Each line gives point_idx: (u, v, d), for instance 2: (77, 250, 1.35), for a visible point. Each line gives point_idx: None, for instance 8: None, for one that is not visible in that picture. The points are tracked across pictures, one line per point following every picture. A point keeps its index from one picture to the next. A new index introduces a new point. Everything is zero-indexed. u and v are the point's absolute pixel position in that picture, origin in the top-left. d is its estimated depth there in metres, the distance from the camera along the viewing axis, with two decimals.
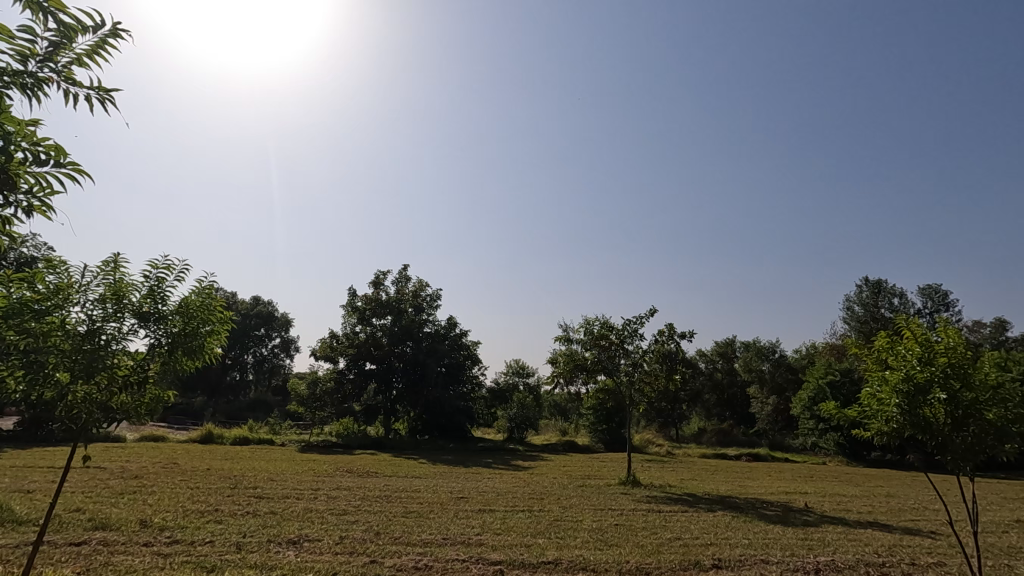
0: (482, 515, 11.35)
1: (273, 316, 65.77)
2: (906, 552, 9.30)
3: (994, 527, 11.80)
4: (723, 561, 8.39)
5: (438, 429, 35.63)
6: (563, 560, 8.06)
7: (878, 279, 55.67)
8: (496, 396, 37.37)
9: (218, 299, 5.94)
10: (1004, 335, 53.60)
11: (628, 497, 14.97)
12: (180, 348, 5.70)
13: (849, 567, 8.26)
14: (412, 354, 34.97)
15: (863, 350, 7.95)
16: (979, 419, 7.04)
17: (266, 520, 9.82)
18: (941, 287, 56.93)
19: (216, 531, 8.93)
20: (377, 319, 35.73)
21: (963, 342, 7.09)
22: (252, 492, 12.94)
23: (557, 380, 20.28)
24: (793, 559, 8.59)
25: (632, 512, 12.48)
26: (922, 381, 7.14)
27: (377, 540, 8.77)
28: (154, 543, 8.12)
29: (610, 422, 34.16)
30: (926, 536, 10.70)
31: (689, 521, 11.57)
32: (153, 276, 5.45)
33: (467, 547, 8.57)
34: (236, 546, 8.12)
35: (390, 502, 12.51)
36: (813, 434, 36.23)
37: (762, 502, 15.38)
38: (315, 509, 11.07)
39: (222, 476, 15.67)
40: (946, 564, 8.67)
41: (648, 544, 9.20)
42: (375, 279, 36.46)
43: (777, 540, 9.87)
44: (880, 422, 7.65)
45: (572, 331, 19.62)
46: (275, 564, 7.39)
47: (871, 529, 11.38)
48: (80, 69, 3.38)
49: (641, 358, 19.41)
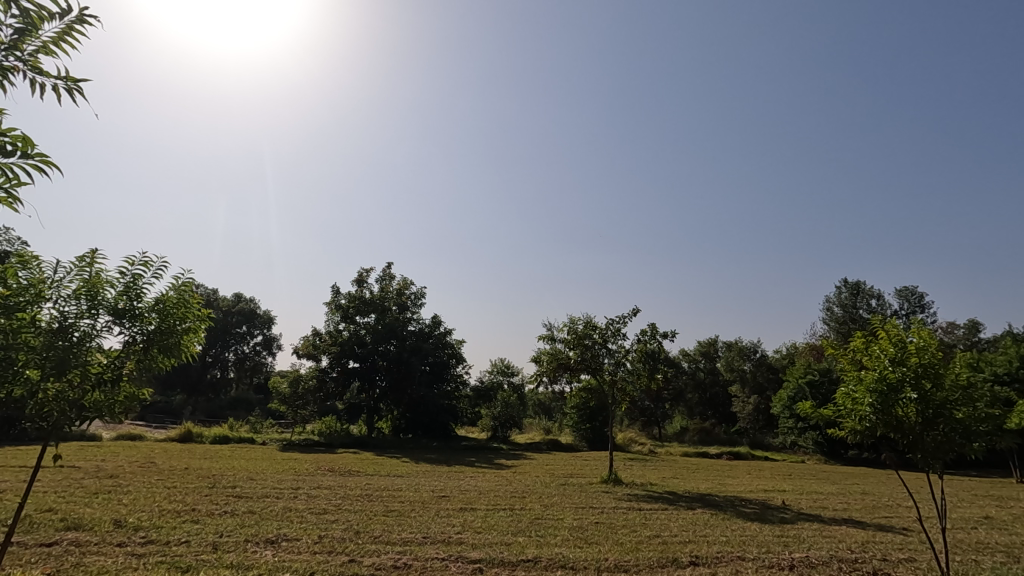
0: (463, 514, 11.33)
1: (256, 313, 64.94)
2: (878, 548, 9.50)
3: (963, 524, 12.08)
4: (700, 558, 8.49)
5: (422, 429, 35.51)
6: (542, 558, 8.10)
7: (857, 281, 56.78)
8: (479, 395, 37.42)
9: (196, 296, 5.87)
10: (977, 335, 54.89)
11: (610, 495, 15.04)
12: (156, 346, 5.62)
13: (823, 563, 8.42)
14: (396, 353, 34.73)
15: (838, 351, 8.09)
16: (948, 418, 7.22)
17: (243, 520, 9.72)
18: (917, 289, 58.11)
19: (193, 531, 8.82)
20: (361, 317, 35.50)
21: (934, 342, 7.29)
22: (230, 492, 12.76)
23: (541, 379, 20.35)
24: (768, 556, 8.74)
25: (612, 510, 12.57)
26: (894, 381, 7.30)
27: (357, 539, 8.72)
28: (128, 543, 8.01)
29: (593, 420, 34.31)
30: (897, 532, 10.96)
31: (668, 519, 11.67)
32: (129, 272, 5.39)
33: (448, 546, 8.57)
34: (212, 546, 8.03)
35: (371, 500, 12.45)
36: (792, 432, 36.70)
37: (742, 500, 15.57)
38: (295, 508, 10.97)
39: (200, 475, 15.46)
40: (916, 559, 8.87)
41: (627, 542, 9.29)
42: (359, 276, 36.30)
43: (754, 537, 10.03)
44: (854, 420, 7.76)
45: (556, 330, 19.67)
46: (252, 564, 7.32)
47: (845, 526, 11.56)
48: (47, 58, 3.32)
49: (624, 358, 19.47)
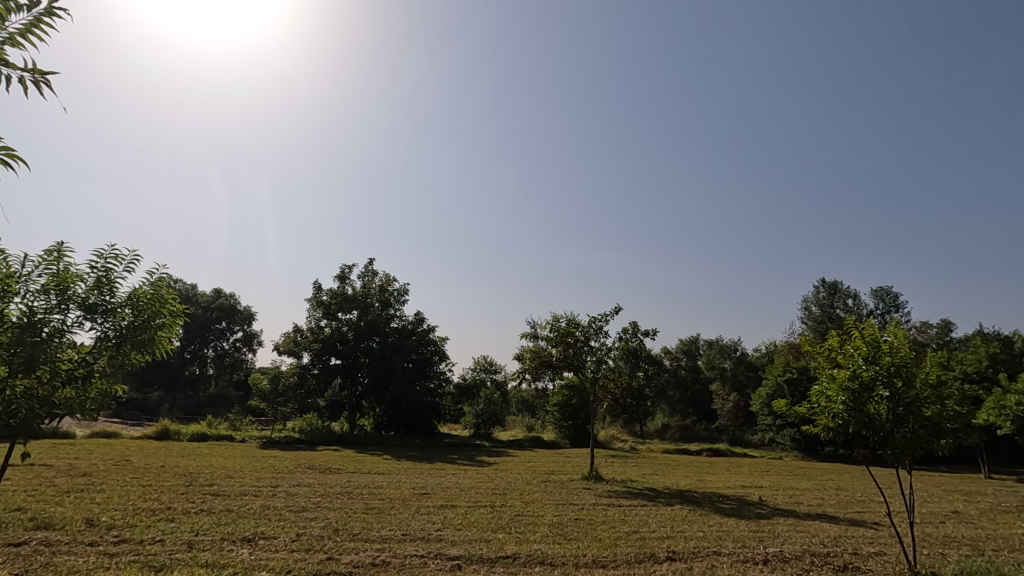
0: (444, 511, 11.34)
1: (236, 309, 64.28)
2: (849, 543, 9.72)
3: (931, 518, 12.41)
4: (677, 554, 8.61)
5: (404, 426, 35.33)
6: (521, 554, 8.15)
7: (834, 280, 57.82)
8: (463, 392, 37.60)
9: (170, 292, 5.78)
10: (949, 335, 56.19)
11: (590, 492, 15.20)
12: (128, 342, 5.49)
13: (795, 557, 8.59)
14: (378, 349, 34.51)
15: (815, 349, 8.24)
16: (917, 415, 7.41)
17: (220, 519, 9.57)
18: (892, 289, 59.24)
19: (167, 529, 8.68)
20: (343, 313, 35.22)
21: (906, 343, 7.50)
22: (208, 491, 12.59)
23: (523, 376, 20.43)
24: (743, 551, 8.89)
25: (592, 506, 12.68)
26: (867, 379, 7.48)
27: (336, 537, 8.66)
28: (99, 543, 7.84)
29: (575, 418, 34.52)
30: (868, 527, 11.23)
31: (647, 515, 11.81)
32: (100, 266, 5.29)
33: (426, 543, 8.57)
34: (187, 545, 7.91)
35: (350, 498, 12.37)
36: (771, 429, 37.29)
37: (719, 496, 15.81)
38: (273, 507, 10.87)
39: (177, 474, 15.21)
40: (885, 553, 9.08)
41: (605, 538, 9.37)
42: (341, 273, 36.02)
43: (730, 532, 10.18)
44: (827, 418, 7.90)
45: (539, 327, 19.73)
46: (228, 562, 7.26)
47: (818, 521, 11.81)
48: (13, 50, 3.24)
49: (606, 355, 19.60)
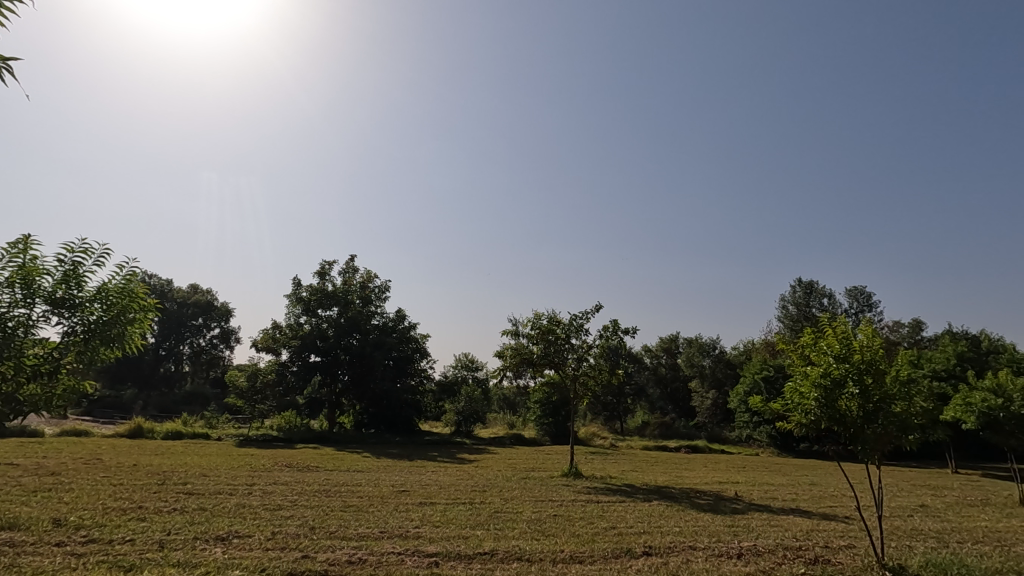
0: (423, 508, 11.31)
1: (213, 305, 63.33)
2: (821, 536, 9.94)
3: (900, 512, 12.71)
4: (653, 548, 8.70)
5: (384, 424, 35.23)
6: (498, 550, 8.15)
7: (810, 280, 58.98)
8: (444, 390, 37.29)
9: (141, 286, 5.63)
10: (919, 334, 57.61)
11: (569, 488, 15.27)
12: (97, 338, 5.32)
13: (769, 551, 8.75)
14: (359, 346, 34.24)
15: (789, 346, 8.40)
16: (887, 411, 7.60)
17: (194, 518, 9.42)
18: (866, 289, 60.49)
19: (138, 529, 8.49)
20: (323, 310, 34.82)
21: (876, 340, 7.68)
22: (182, 489, 12.40)
23: (505, 374, 20.45)
24: (719, 545, 9.02)
25: (571, 503, 12.75)
26: (837, 376, 7.65)
27: (312, 535, 8.59)
28: (66, 543, 7.65)
29: (556, 415, 34.67)
30: (839, 521, 11.51)
31: (625, 510, 11.92)
32: (68, 260, 5.12)
33: (404, 540, 8.53)
34: (159, 545, 7.76)
35: (328, 496, 12.25)
36: (748, 426, 37.97)
37: (696, 491, 16.07)
38: (249, 505, 10.72)
39: (150, 473, 14.92)
40: (855, 546, 9.31)
41: (583, 534, 9.44)
42: (321, 269, 35.63)
43: (706, 527, 10.33)
44: (800, 414, 8.05)
45: (520, 325, 19.75)
46: (200, 561, 7.13)
47: (791, 516, 12.05)
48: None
49: (587, 353, 19.67)
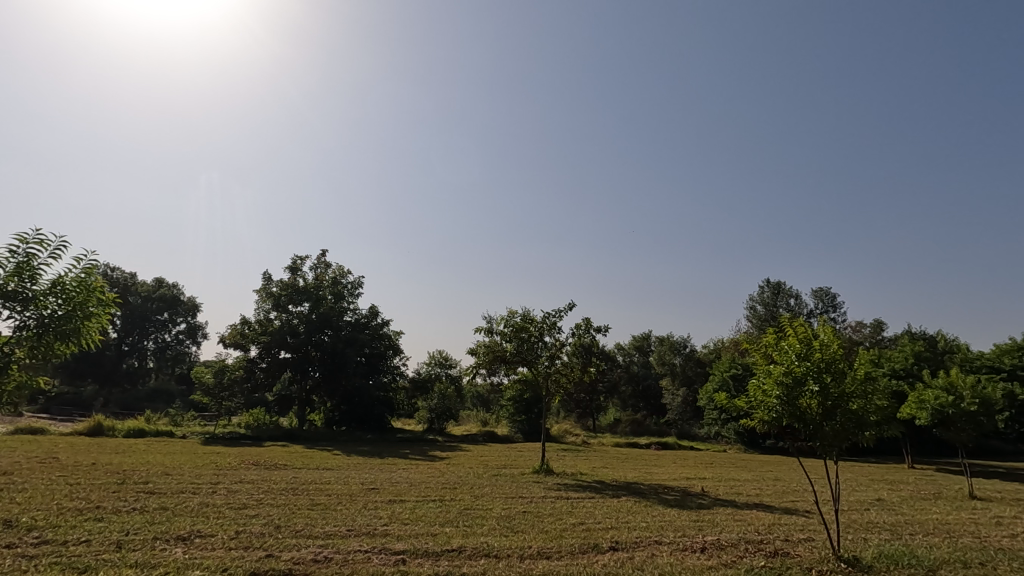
0: (391, 506, 11.20)
1: (179, 299, 61.86)
2: (782, 530, 10.22)
3: (857, 506, 13.18)
4: (619, 544, 8.82)
5: (356, 421, 34.89)
6: (467, 547, 8.17)
7: (778, 281, 60.47)
8: (417, 387, 37.18)
9: (100, 280, 5.45)
10: (880, 334, 59.61)
11: (539, 485, 15.37)
12: (52, 333, 5.13)
13: (731, 545, 8.98)
14: (330, 343, 33.79)
15: (752, 345, 8.61)
16: (845, 410, 7.86)
17: (154, 518, 9.16)
18: (831, 290, 62.19)
19: (94, 530, 8.23)
20: (294, 305, 34.22)
21: (834, 340, 7.93)
22: (143, 488, 12.07)
23: (478, 371, 20.42)
24: (683, 540, 9.21)
25: (541, 499, 12.83)
26: (799, 375, 7.87)
27: (277, 534, 8.47)
28: (18, 545, 7.40)
29: (529, 412, 34.86)
30: (800, 515, 11.86)
31: (593, 506, 12.08)
32: (21, 252, 4.96)
33: (372, 538, 8.49)
34: (116, 546, 7.55)
35: (296, 495, 12.06)
36: (716, 423, 38.70)
37: (664, 487, 16.37)
38: (212, 504, 10.48)
39: (109, 471, 14.46)
40: (813, 539, 9.61)
41: (552, 530, 9.52)
42: (292, 265, 35.04)
43: (671, 522, 10.53)
44: (763, 411, 8.27)
45: (494, 322, 19.78)
46: (159, 562, 6.97)
47: (754, 510, 12.37)
48: None
49: (559, 351, 19.76)
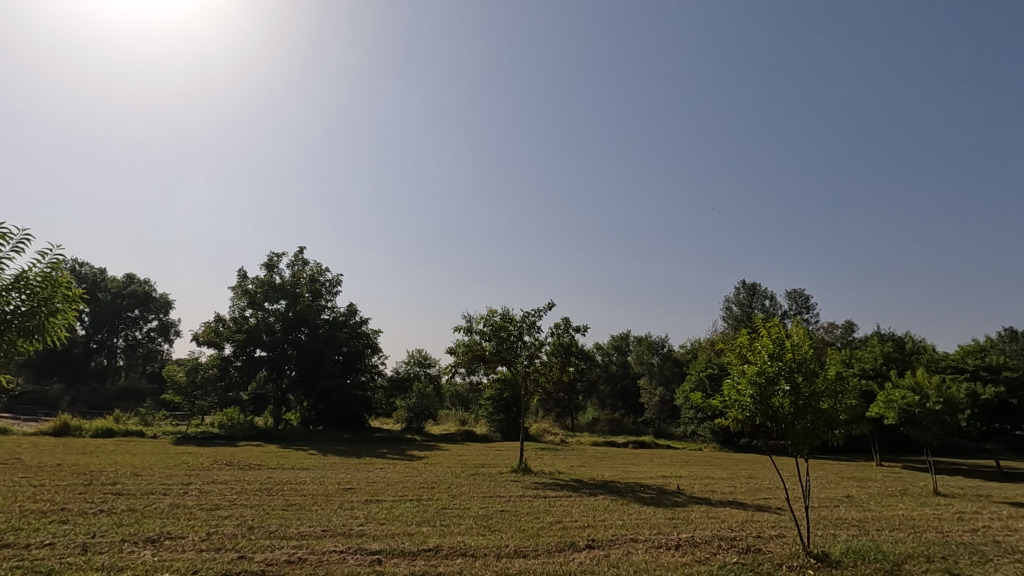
0: (368, 506, 11.10)
1: (151, 296, 60.46)
2: (754, 527, 10.42)
3: (826, 503, 13.50)
4: (596, 542, 8.89)
5: (333, 420, 34.49)
6: (443, 547, 8.15)
7: (754, 283, 61.57)
8: (395, 386, 36.92)
9: (67, 275, 5.31)
10: (851, 335, 61.09)
11: (517, 484, 15.38)
12: (14, 329, 4.96)
13: (705, 542, 9.12)
14: (307, 341, 33.38)
15: (727, 345, 8.75)
16: (815, 408, 8.04)
17: (122, 520, 8.94)
18: (804, 292, 63.49)
19: (59, 533, 7.99)
20: (270, 303, 33.67)
21: (805, 340, 8.11)
22: (112, 489, 11.77)
23: (457, 370, 20.36)
24: (659, 537, 9.32)
25: (518, 499, 12.86)
26: (771, 375, 8.03)
27: (250, 535, 8.35)
28: None
29: (508, 412, 34.91)
30: (772, 512, 12.11)
31: (571, 505, 12.16)
32: None
33: (348, 538, 8.42)
34: (82, 548, 7.36)
35: (270, 495, 11.88)
36: (693, 422, 39.22)
37: (641, 486, 16.53)
38: (184, 505, 10.27)
39: (75, 473, 14.06)
40: (784, 536, 9.82)
41: (529, 529, 9.56)
42: (268, 262, 34.52)
43: (648, 520, 10.65)
44: (737, 411, 8.42)
45: (473, 321, 19.77)
46: (126, 565, 6.80)
47: (729, 508, 12.57)
48: None
49: (539, 350, 19.81)
